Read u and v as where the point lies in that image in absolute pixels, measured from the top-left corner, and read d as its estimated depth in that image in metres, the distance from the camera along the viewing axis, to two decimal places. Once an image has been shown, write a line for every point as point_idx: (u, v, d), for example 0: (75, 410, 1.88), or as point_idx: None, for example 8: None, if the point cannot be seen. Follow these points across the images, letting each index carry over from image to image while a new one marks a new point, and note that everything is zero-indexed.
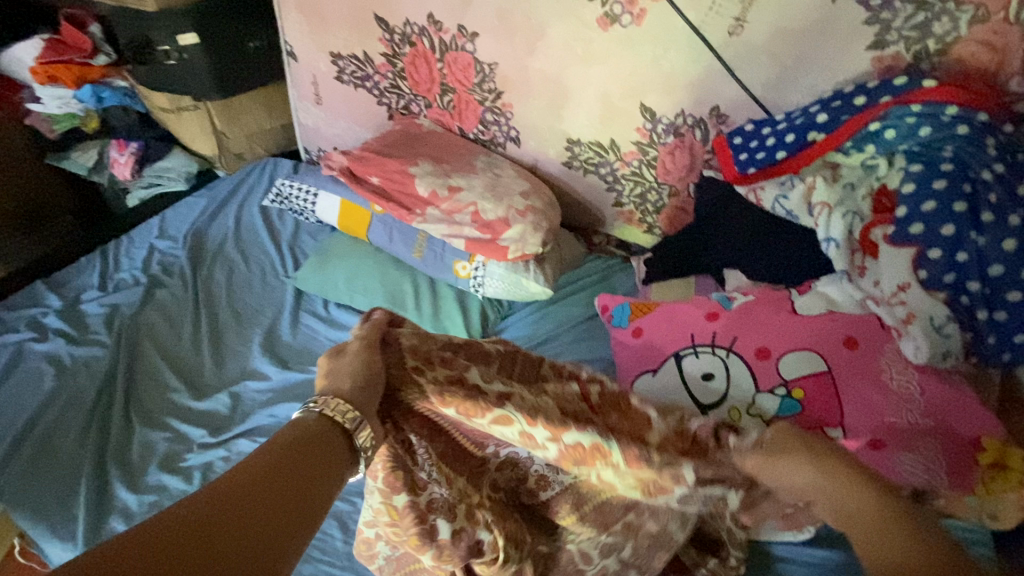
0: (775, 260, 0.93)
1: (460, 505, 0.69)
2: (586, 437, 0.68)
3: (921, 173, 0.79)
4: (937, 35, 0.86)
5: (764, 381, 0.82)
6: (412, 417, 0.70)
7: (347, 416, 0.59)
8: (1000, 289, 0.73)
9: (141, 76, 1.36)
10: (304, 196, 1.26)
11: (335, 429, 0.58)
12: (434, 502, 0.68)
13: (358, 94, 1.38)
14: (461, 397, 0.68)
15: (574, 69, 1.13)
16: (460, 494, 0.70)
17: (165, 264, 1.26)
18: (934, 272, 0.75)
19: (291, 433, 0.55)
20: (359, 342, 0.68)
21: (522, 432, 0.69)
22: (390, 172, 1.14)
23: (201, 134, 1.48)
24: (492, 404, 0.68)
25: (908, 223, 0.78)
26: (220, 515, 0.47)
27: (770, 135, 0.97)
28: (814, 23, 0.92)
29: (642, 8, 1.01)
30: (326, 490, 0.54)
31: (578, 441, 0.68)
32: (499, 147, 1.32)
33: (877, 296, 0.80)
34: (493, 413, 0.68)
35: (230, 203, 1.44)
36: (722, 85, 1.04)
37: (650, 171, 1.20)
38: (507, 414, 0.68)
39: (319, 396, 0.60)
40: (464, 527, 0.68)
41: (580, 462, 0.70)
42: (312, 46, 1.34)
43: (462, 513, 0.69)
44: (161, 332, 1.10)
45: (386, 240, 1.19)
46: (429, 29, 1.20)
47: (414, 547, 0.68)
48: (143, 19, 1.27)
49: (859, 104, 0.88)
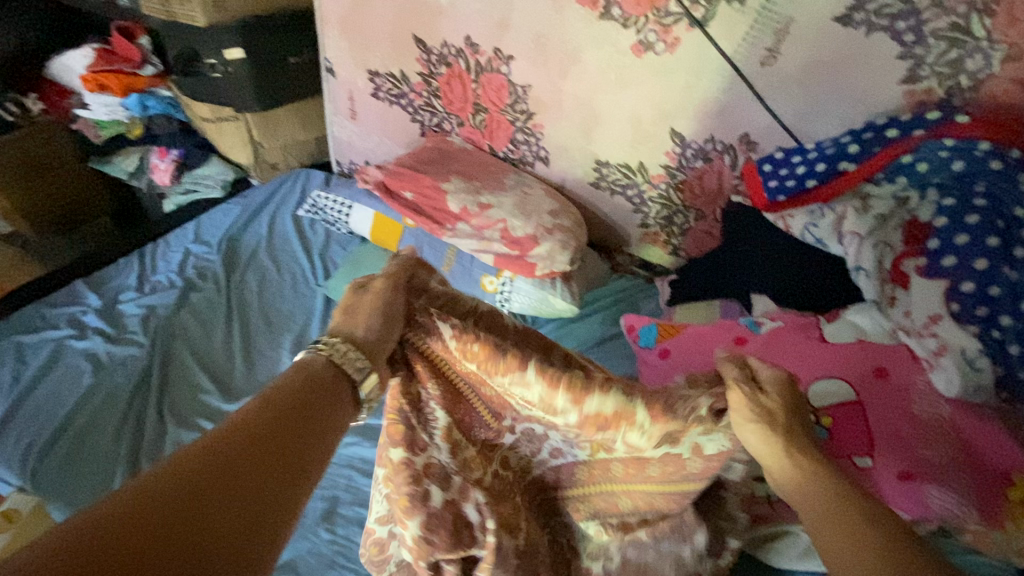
0: (803, 287, 0.94)
1: (458, 478, 0.69)
2: (609, 404, 0.67)
3: (953, 207, 0.80)
4: (970, 71, 0.87)
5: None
6: (423, 358, 0.68)
7: (356, 365, 0.56)
8: None
9: (186, 87, 1.43)
10: (340, 208, 1.31)
11: (342, 379, 0.56)
12: (430, 468, 0.67)
13: (393, 111, 1.42)
14: (481, 349, 0.66)
15: (606, 93, 1.16)
16: (462, 465, 0.70)
17: (199, 268, 1.30)
18: (966, 305, 0.76)
19: (302, 374, 0.54)
20: (384, 281, 0.65)
21: (543, 397, 0.67)
22: (424, 188, 1.17)
23: (239, 144, 1.53)
24: (513, 367, 0.66)
25: (941, 254, 0.79)
26: (237, 447, 0.45)
27: (800, 164, 0.98)
28: (847, 56, 0.94)
29: (676, 37, 1.04)
30: (332, 435, 0.51)
31: (600, 408, 0.67)
32: (528, 166, 1.35)
33: (907, 327, 0.80)
34: (513, 374, 0.67)
35: (264, 211, 1.48)
36: (753, 113, 1.05)
37: (677, 194, 1.21)
38: (527, 377, 0.67)
39: (326, 339, 0.58)
40: (455, 500, 0.68)
41: (604, 426, 0.68)
42: (351, 65, 1.39)
43: (455, 486, 0.68)
44: (194, 334, 1.13)
45: (416, 253, 1.21)
46: (465, 50, 1.24)
47: (401, 511, 0.66)
48: (192, 33, 1.32)
49: (891, 136, 0.90)
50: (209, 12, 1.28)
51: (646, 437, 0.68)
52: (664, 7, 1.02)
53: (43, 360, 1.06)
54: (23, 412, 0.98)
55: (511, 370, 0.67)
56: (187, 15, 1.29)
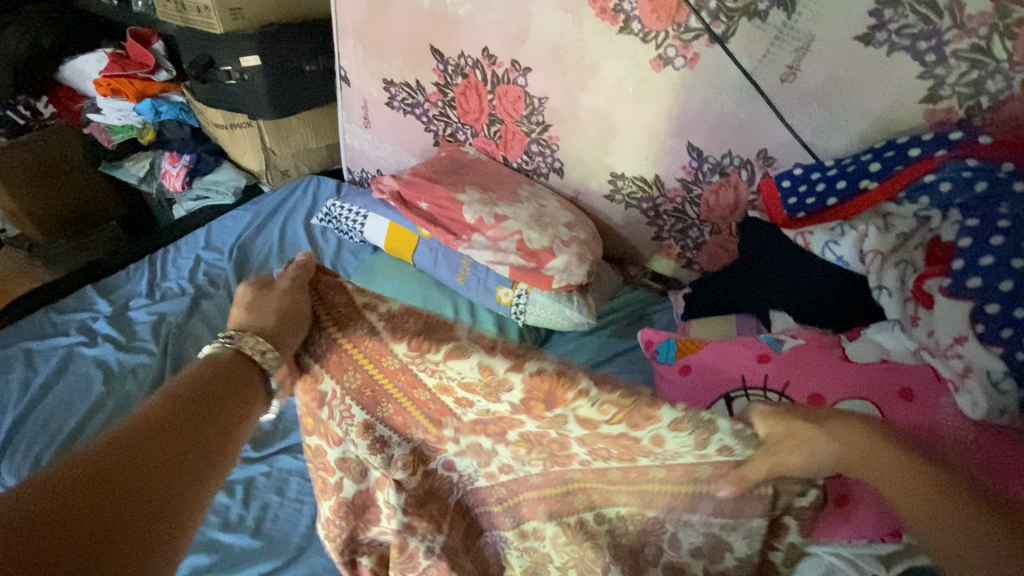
0: (824, 305, 0.94)
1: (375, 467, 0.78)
2: (548, 365, 0.66)
3: (977, 228, 0.79)
4: (990, 92, 0.86)
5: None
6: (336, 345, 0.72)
7: (264, 355, 0.62)
8: None
9: (201, 94, 1.43)
10: (354, 217, 1.30)
11: (254, 370, 0.62)
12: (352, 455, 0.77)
13: (407, 120, 1.42)
14: (413, 331, 0.70)
15: (623, 106, 1.16)
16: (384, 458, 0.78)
17: (211, 275, 1.29)
18: (991, 326, 0.74)
19: (207, 368, 0.59)
20: (288, 282, 0.69)
21: (480, 366, 0.68)
22: (439, 199, 1.17)
23: (251, 151, 1.53)
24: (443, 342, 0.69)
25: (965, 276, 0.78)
26: (143, 441, 0.50)
27: (820, 180, 0.98)
28: (868, 74, 0.94)
29: (696, 52, 1.04)
30: (242, 426, 0.59)
31: (540, 368, 0.66)
32: (542, 177, 1.35)
33: (932, 347, 0.79)
34: (445, 348, 0.68)
35: (275, 218, 1.48)
36: (771, 129, 1.05)
37: (692, 208, 1.21)
38: (460, 349, 0.68)
39: (234, 332, 0.63)
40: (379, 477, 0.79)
41: (551, 398, 0.66)
42: (366, 73, 1.39)
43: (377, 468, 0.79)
44: (205, 341, 1.12)
45: (431, 263, 1.21)
46: (482, 62, 1.24)
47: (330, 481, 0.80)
48: (209, 40, 1.32)
49: (914, 155, 0.89)
50: (228, 22, 1.29)
51: (599, 409, 0.66)
52: (684, 23, 1.02)
53: (53, 368, 1.04)
54: (35, 417, 0.97)
55: (445, 341, 0.69)
56: (206, 22, 1.30)
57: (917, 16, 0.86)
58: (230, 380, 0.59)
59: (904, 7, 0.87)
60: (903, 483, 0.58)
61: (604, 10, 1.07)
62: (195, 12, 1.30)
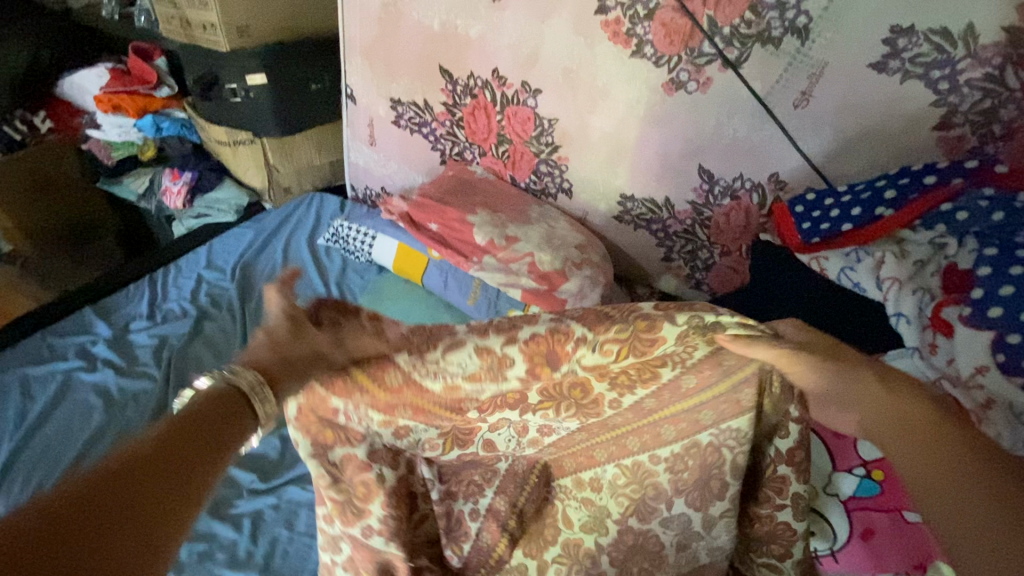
0: (841, 331, 0.95)
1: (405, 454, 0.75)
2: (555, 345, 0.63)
3: (995, 257, 0.79)
4: (1003, 120, 0.86)
5: (841, 459, 0.80)
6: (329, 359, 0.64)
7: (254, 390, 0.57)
8: None
9: (204, 110, 1.44)
10: (363, 238, 1.29)
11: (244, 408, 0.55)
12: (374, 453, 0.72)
13: (413, 138, 1.42)
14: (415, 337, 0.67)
15: (634, 128, 1.15)
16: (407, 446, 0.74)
17: (213, 295, 1.27)
18: (1013, 357, 0.73)
19: (204, 400, 0.54)
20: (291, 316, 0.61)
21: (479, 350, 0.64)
22: (449, 221, 1.15)
23: (253, 167, 1.51)
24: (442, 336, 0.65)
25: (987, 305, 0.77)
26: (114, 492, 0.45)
27: (834, 206, 0.97)
28: (880, 101, 0.94)
29: (708, 77, 1.04)
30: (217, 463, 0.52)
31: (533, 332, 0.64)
32: (550, 198, 1.34)
33: (953, 377, 0.79)
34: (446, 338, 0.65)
35: (278, 235, 1.45)
36: (783, 153, 1.05)
37: (702, 230, 1.21)
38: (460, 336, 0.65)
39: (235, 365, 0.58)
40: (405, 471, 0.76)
41: (552, 358, 0.64)
42: (372, 92, 1.40)
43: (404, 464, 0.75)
44: (207, 364, 1.10)
45: (441, 285, 1.19)
46: (492, 83, 1.24)
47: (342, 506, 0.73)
48: (216, 58, 1.33)
49: (929, 182, 0.90)
50: (233, 40, 1.30)
51: (601, 353, 0.63)
52: (697, 48, 1.02)
53: (50, 397, 1.03)
54: (31, 450, 0.96)
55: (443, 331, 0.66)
56: (212, 40, 1.31)
57: (930, 45, 0.86)
58: (217, 416, 0.53)
59: (918, 36, 0.87)
60: (915, 422, 0.56)
61: (616, 34, 1.07)
62: (201, 30, 1.32)
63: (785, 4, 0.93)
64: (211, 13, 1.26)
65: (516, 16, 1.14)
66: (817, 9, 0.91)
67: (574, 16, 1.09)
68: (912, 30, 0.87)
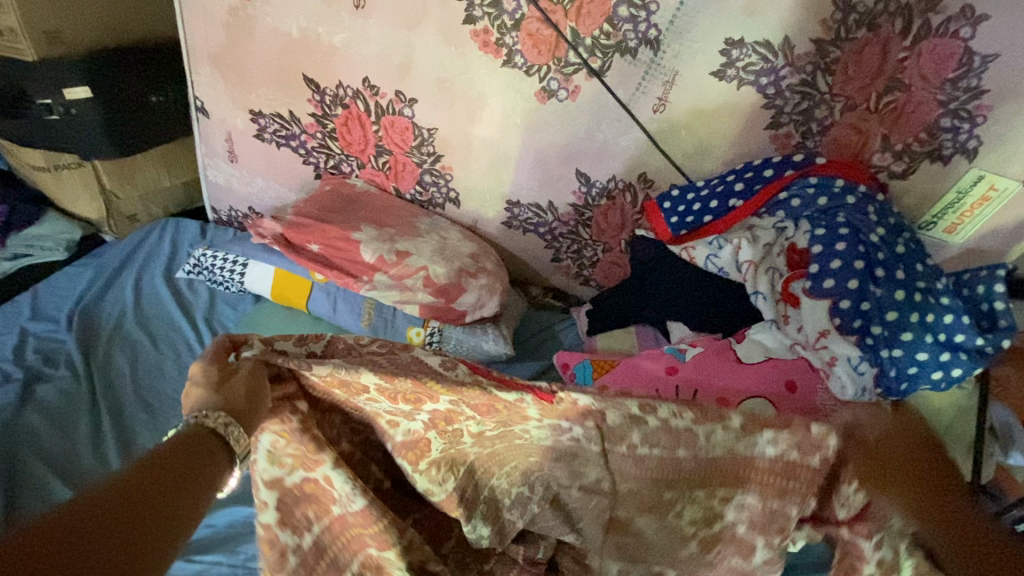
0: (701, 307, 0.98)
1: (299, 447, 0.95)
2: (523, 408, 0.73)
3: (824, 236, 0.86)
4: (818, 119, 0.96)
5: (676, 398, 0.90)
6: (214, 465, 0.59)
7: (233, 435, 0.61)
8: (993, 320, 0.86)
9: (12, 133, 1.24)
10: (232, 267, 1.18)
11: (218, 440, 0.60)
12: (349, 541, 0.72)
13: (281, 153, 1.33)
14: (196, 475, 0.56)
15: (512, 135, 1.16)
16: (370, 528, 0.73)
17: (46, 352, 1.12)
18: (845, 319, 0.82)
19: (186, 442, 0.58)
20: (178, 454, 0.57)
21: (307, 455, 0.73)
22: (332, 239, 1.10)
23: (84, 197, 1.36)
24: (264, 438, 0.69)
25: (892, 347, 0.82)
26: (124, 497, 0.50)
27: (696, 201, 1.01)
28: (721, 106, 1.01)
29: (576, 85, 1.07)
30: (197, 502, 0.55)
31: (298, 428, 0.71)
32: (438, 208, 1.31)
33: (803, 341, 0.86)
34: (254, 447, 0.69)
35: (127, 272, 1.29)
36: (647, 153, 1.10)
37: (585, 230, 1.23)
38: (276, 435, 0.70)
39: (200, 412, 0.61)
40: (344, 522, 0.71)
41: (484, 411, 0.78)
42: (228, 104, 1.29)
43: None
44: (48, 437, 0.97)
45: (329, 309, 1.12)
46: (364, 92, 1.20)
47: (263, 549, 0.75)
48: (19, 69, 1.16)
49: (769, 175, 0.97)
50: (42, 46, 1.15)
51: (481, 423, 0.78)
52: (563, 58, 1.05)
53: None
54: None
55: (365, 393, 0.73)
56: (14, 47, 1.14)
57: (757, 55, 0.94)
58: (199, 456, 0.57)
59: (747, 48, 0.94)
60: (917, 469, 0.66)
61: (486, 43, 1.07)
62: None
63: (637, 18, 0.97)
64: (10, 16, 1.10)
65: (382, 24, 1.11)
66: (664, 22, 0.97)
67: (441, 25, 1.08)
68: (742, 42, 0.94)
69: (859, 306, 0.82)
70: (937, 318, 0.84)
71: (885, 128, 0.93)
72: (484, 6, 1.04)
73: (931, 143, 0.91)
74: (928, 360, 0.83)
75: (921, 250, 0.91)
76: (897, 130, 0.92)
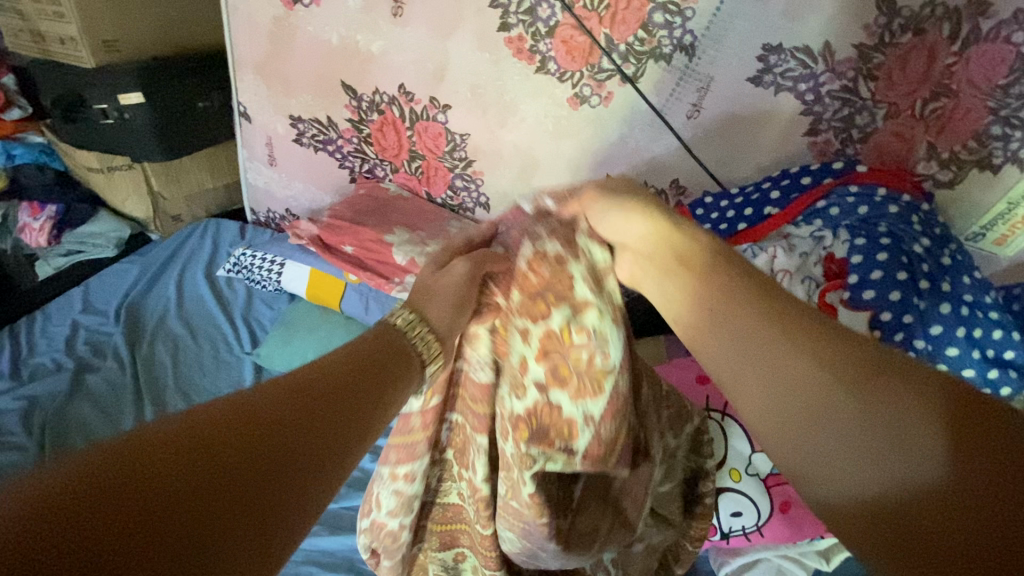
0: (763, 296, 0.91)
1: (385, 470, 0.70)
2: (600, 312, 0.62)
3: (864, 246, 0.83)
4: (859, 126, 0.94)
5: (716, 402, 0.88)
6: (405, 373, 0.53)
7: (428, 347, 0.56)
8: None
9: (71, 136, 1.32)
10: (269, 266, 1.22)
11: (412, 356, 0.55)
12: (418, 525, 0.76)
13: (318, 157, 1.37)
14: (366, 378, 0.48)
15: (544, 140, 1.17)
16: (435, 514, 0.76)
17: (95, 343, 1.19)
18: (888, 331, 0.79)
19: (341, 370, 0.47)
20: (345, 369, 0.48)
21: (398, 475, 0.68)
22: (365, 241, 1.13)
23: (134, 196, 1.43)
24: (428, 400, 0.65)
25: (935, 362, 0.80)
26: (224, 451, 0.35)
27: (729, 207, 1.00)
28: (758, 112, 0.99)
29: (609, 91, 1.07)
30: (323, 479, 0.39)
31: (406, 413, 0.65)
32: (468, 213, 1.33)
33: None
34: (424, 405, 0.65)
35: (170, 269, 1.35)
36: (679, 160, 1.09)
37: None
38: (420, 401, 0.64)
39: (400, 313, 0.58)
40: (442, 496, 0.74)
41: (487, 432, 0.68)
42: (270, 109, 1.34)
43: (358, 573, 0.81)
44: (93, 424, 1.04)
45: (361, 309, 1.15)
46: (399, 98, 1.22)
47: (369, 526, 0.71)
48: (80, 76, 1.24)
49: (807, 183, 0.95)
50: (99, 53, 1.21)
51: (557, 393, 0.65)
52: (597, 64, 1.05)
53: None
54: None
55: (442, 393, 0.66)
56: (75, 56, 1.22)
57: (796, 61, 0.93)
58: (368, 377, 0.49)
59: (786, 53, 0.93)
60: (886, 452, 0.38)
61: (520, 50, 1.08)
62: (59, 44, 1.23)
63: (673, 23, 0.97)
64: (71, 26, 1.17)
65: (419, 31, 1.13)
66: (700, 28, 0.96)
67: (476, 32, 1.10)
68: (780, 48, 0.93)
69: (902, 318, 0.79)
70: (985, 334, 0.80)
71: (930, 135, 0.90)
72: (519, 13, 1.05)
73: (980, 152, 0.88)
74: (974, 378, 0.79)
75: (967, 263, 0.87)
76: (944, 138, 0.89)
